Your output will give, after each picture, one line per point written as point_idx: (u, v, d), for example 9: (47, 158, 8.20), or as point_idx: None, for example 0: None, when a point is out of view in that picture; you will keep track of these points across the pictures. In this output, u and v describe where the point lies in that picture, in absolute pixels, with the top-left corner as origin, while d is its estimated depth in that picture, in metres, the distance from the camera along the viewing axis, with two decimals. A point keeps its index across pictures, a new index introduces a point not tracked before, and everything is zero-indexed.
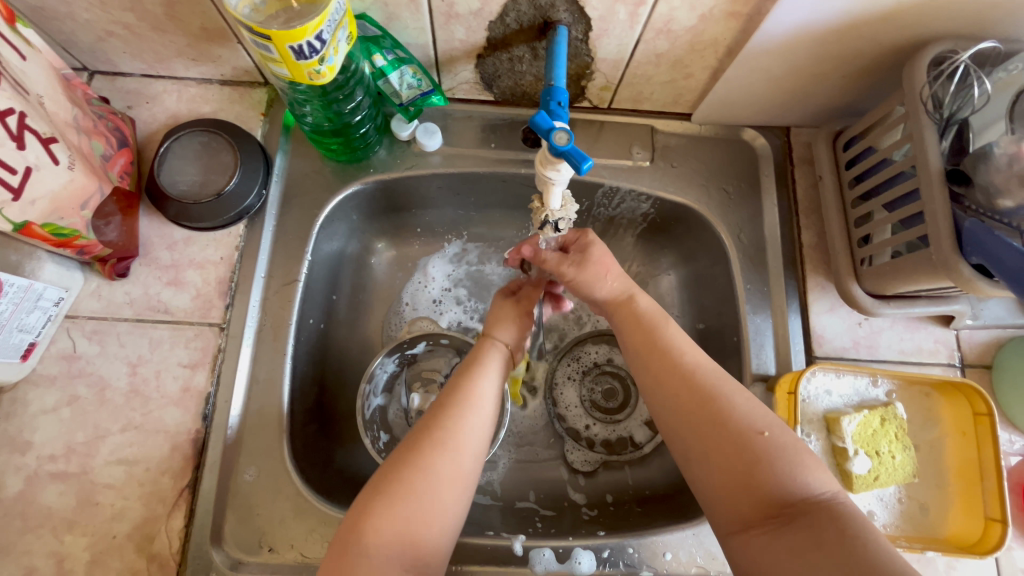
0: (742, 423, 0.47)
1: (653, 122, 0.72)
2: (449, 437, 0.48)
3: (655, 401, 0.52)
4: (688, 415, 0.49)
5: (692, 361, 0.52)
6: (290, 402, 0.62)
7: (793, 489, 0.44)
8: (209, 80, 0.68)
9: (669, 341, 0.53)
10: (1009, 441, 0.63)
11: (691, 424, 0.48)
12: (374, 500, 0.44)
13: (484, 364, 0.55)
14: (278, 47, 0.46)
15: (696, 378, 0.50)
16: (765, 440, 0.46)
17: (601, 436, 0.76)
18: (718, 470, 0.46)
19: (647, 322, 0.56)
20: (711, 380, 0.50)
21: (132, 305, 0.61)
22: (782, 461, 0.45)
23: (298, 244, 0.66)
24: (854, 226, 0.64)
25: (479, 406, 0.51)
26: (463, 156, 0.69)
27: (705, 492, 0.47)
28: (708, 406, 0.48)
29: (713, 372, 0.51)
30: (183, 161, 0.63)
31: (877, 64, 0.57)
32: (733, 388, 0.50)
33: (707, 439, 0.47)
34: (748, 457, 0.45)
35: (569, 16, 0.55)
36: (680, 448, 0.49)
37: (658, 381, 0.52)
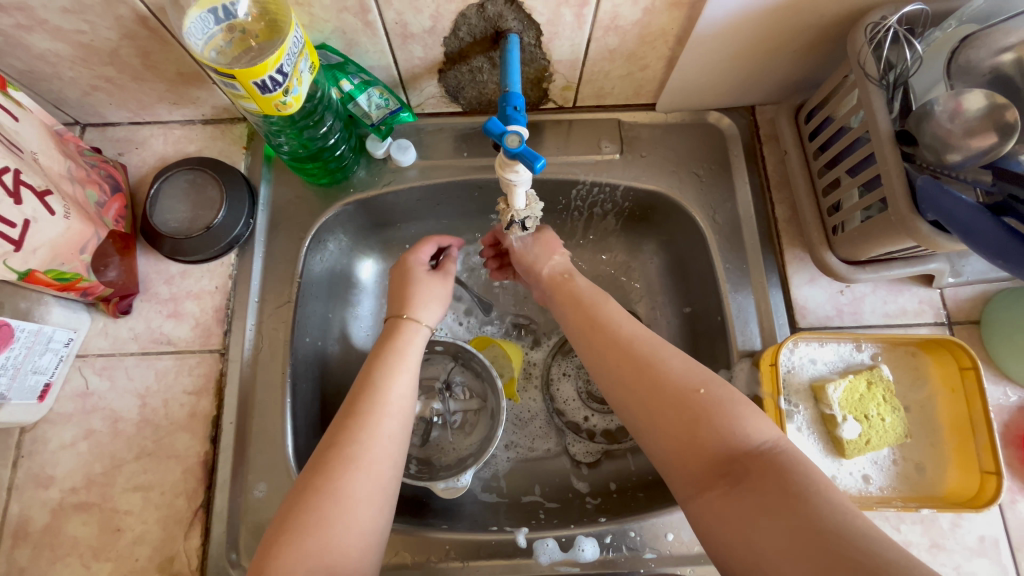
0: (681, 381, 0.48)
1: (619, 115, 0.74)
2: (361, 451, 0.49)
3: (598, 370, 0.53)
4: (629, 380, 0.50)
5: (625, 334, 0.53)
6: (292, 418, 0.64)
7: (735, 443, 0.44)
8: (192, 121, 0.72)
9: (608, 316, 0.56)
10: (1005, 395, 0.63)
11: (634, 385, 0.49)
12: (280, 539, 0.44)
13: (403, 354, 0.57)
14: (243, 84, 0.49)
15: (633, 348, 0.52)
16: (702, 396, 0.47)
17: (601, 426, 0.77)
18: (663, 429, 0.47)
19: (588, 299, 0.59)
20: (648, 348, 0.51)
21: (137, 339, 0.65)
22: (721, 416, 0.45)
23: (288, 266, 0.69)
24: (823, 195, 0.65)
25: (391, 409, 0.53)
26: (438, 168, 0.72)
27: (657, 452, 0.47)
28: (646, 367, 0.50)
29: (650, 341, 0.52)
30: (173, 200, 0.67)
31: (825, 35, 0.58)
32: (668, 352, 0.51)
33: (647, 399, 0.48)
34: (688, 417, 0.46)
35: (519, 24, 0.58)
36: (628, 421, 0.50)
37: (601, 356, 0.53)
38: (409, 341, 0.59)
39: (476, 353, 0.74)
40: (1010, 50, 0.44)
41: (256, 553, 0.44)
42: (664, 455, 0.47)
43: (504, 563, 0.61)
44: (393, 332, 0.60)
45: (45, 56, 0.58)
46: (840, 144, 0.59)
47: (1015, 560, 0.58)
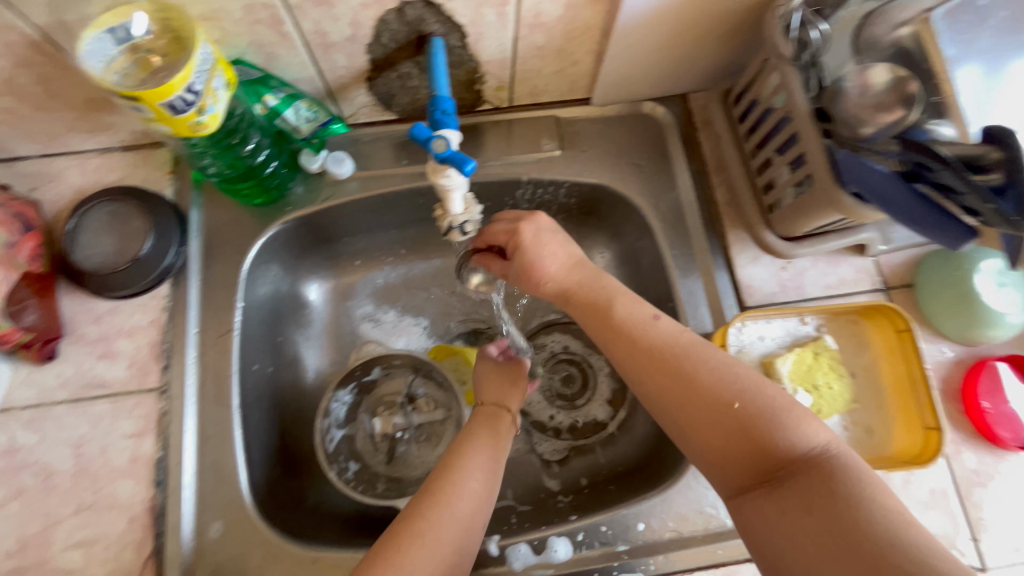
0: (716, 393, 0.47)
1: (556, 112, 0.74)
2: (429, 528, 0.47)
3: (630, 368, 0.52)
4: (664, 383, 0.49)
5: (656, 336, 0.52)
6: (244, 451, 0.62)
7: (779, 451, 0.44)
8: (110, 148, 0.67)
9: (625, 321, 0.53)
10: (941, 351, 0.66)
11: (673, 389, 0.49)
12: None
13: (494, 442, 0.56)
14: (151, 106, 0.46)
15: (656, 357, 0.51)
16: (738, 410, 0.46)
17: (566, 424, 0.77)
18: (704, 431, 0.47)
19: (605, 295, 0.56)
20: (676, 355, 0.50)
21: (66, 386, 0.61)
22: (763, 426, 0.45)
23: (227, 293, 0.66)
24: (756, 175, 0.67)
25: (467, 491, 0.51)
26: (378, 178, 0.70)
27: (695, 451, 0.48)
28: (677, 377, 0.49)
29: (677, 346, 0.51)
30: (95, 234, 0.62)
31: (742, 20, 0.59)
32: (699, 356, 0.50)
33: (687, 405, 0.48)
34: (726, 429, 0.46)
35: (441, 27, 0.57)
36: (663, 423, 0.50)
37: (630, 352, 0.52)
38: (494, 432, 0.57)
39: (434, 363, 0.73)
40: (906, 24, 0.47)
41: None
42: (704, 453, 0.47)
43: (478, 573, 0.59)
44: (484, 419, 0.59)
45: None
46: (767, 125, 0.61)
47: (963, 507, 0.61)
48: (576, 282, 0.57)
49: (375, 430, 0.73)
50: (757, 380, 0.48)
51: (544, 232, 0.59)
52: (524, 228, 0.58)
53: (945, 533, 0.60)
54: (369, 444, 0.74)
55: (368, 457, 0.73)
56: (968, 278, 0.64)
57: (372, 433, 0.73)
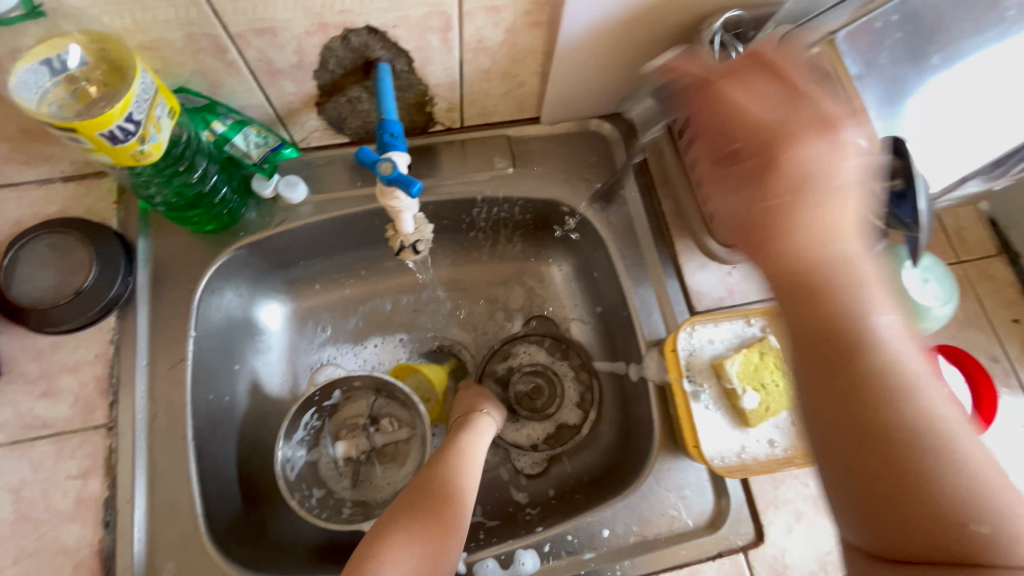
0: (949, 487, 0.33)
1: (508, 131, 0.76)
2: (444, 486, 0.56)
3: (792, 337, 0.39)
4: (838, 377, 0.36)
5: (912, 407, 0.34)
6: (200, 485, 0.60)
7: (988, 556, 0.31)
8: (49, 179, 0.65)
9: (869, 370, 0.35)
10: None
11: (843, 383, 0.36)
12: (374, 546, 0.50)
13: (478, 429, 0.65)
14: (89, 136, 0.46)
15: (898, 431, 0.34)
16: (969, 522, 0.32)
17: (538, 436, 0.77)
18: (873, 459, 0.35)
19: (825, 255, 0.37)
20: (924, 429, 0.34)
21: (4, 428, 0.58)
22: (993, 535, 0.32)
23: (179, 323, 0.64)
24: (697, 186, 0.70)
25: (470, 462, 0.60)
26: (332, 201, 0.71)
27: (822, 462, 0.38)
28: (906, 448, 0.34)
29: (926, 417, 0.34)
30: (33, 268, 0.60)
31: (675, 42, 0.63)
32: (955, 445, 0.34)
33: (857, 412, 0.35)
34: (914, 494, 0.33)
35: (387, 53, 0.58)
36: (823, 452, 0.37)
37: (812, 330, 0.37)
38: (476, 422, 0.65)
39: (397, 384, 0.72)
40: (816, 45, 0.50)
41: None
42: (836, 471, 0.37)
43: None
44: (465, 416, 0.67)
45: None
46: None
47: None
48: (754, 212, 0.39)
49: (337, 456, 0.72)
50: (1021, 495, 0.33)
51: (787, 99, 0.39)
52: (723, 91, 0.41)
53: None
54: (333, 469, 0.74)
55: (331, 482, 0.72)
56: (899, 276, 0.66)
57: (335, 458, 0.73)
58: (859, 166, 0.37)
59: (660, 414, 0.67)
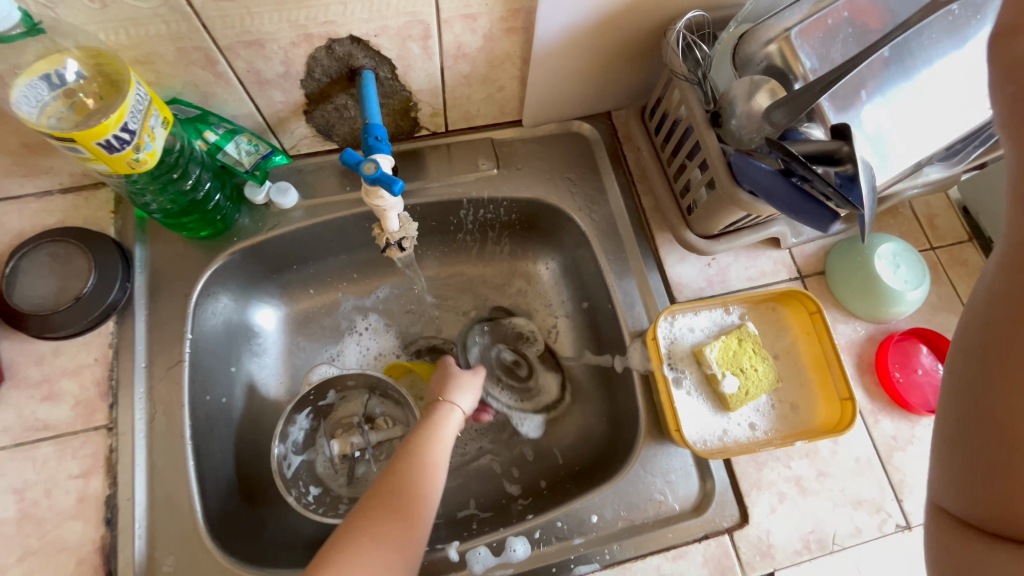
0: None
1: (491, 134, 0.79)
2: (402, 504, 0.54)
3: (986, 292, 0.35)
4: (1008, 349, 0.33)
5: None
6: (198, 482, 0.62)
7: None
8: (48, 191, 0.68)
9: None
10: (854, 330, 0.73)
11: (1010, 350, 0.32)
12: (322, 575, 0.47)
13: (442, 427, 0.62)
14: (87, 146, 0.48)
15: None
16: None
17: (528, 404, 0.81)
18: (1001, 435, 0.33)
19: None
20: None
21: (7, 431, 0.60)
22: None
23: (176, 326, 0.66)
24: (674, 181, 0.73)
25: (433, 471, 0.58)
26: (322, 205, 0.73)
27: (950, 422, 0.36)
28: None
29: None
30: (34, 276, 0.62)
31: (646, 45, 0.66)
32: None
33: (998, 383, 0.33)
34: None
35: (371, 61, 0.61)
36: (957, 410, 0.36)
37: (1019, 286, 0.32)
38: (444, 421, 0.63)
39: (391, 381, 0.74)
40: (772, 42, 0.52)
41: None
42: (959, 434, 0.35)
43: None
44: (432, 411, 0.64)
45: None
46: (677, 135, 0.67)
47: (885, 471, 0.67)
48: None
49: (333, 454, 0.74)
50: None
51: None
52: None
53: (872, 496, 0.65)
54: (329, 468, 0.75)
55: (328, 481, 0.74)
56: (869, 262, 0.70)
57: (330, 456, 0.74)
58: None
59: (645, 403, 0.69)
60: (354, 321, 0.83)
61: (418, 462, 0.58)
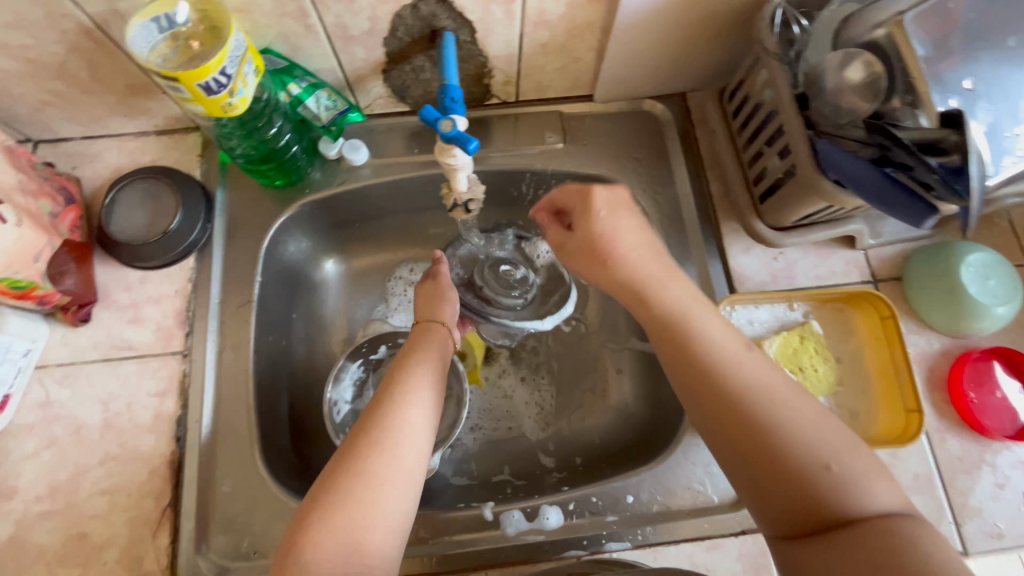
0: (807, 454, 0.43)
1: (561, 107, 0.78)
2: (388, 435, 0.50)
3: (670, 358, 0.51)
4: (702, 393, 0.47)
5: (748, 379, 0.46)
6: (258, 414, 0.66)
7: (851, 511, 0.41)
8: (145, 132, 0.73)
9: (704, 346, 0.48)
10: (927, 342, 0.68)
11: (716, 403, 0.46)
12: (310, 513, 0.45)
13: (426, 351, 0.60)
14: (188, 87, 0.51)
15: (746, 402, 0.45)
16: (834, 474, 0.42)
17: (541, 300, 0.76)
18: (743, 455, 0.45)
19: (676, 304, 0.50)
20: (761, 400, 0.45)
21: (97, 346, 0.66)
22: (838, 497, 0.41)
23: (247, 268, 0.70)
24: (748, 168, 0.70)
25: (418, 398, 0.54)
26: (389, 165, 0.75)
27: (720, 452, 0.47)
28: (761, 419, 0.44)
29: (767, 387, 0.46)
30: (129, 209, 0.68)
31: (734, 22, 0.63)
32: (789, 409, 0.45)
33: (722, 415, 0.46)
34: (794, 476, 0.43)
35: (453, 23, 0.61)
36: (721, 455, 0.47)
37: (676, 351, 0.49)
38: (430, 342, 0.62)
39: None
40: (882, 25, 0.48)
41: None
42: (720, 453, 0.47)
43: (474, 537, 0.63)
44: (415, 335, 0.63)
45: None
46: (757, 120, 0.64)
47: (946, 493, 0.63)
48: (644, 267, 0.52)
49: None
50: (850, 443, 0.44)
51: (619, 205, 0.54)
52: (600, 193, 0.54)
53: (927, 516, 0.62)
54: None
55: None
56: (956, 269, 0.66)
57: None
58: (639, 231, 0.54)
59: None
60: (412, 267, 0.84)
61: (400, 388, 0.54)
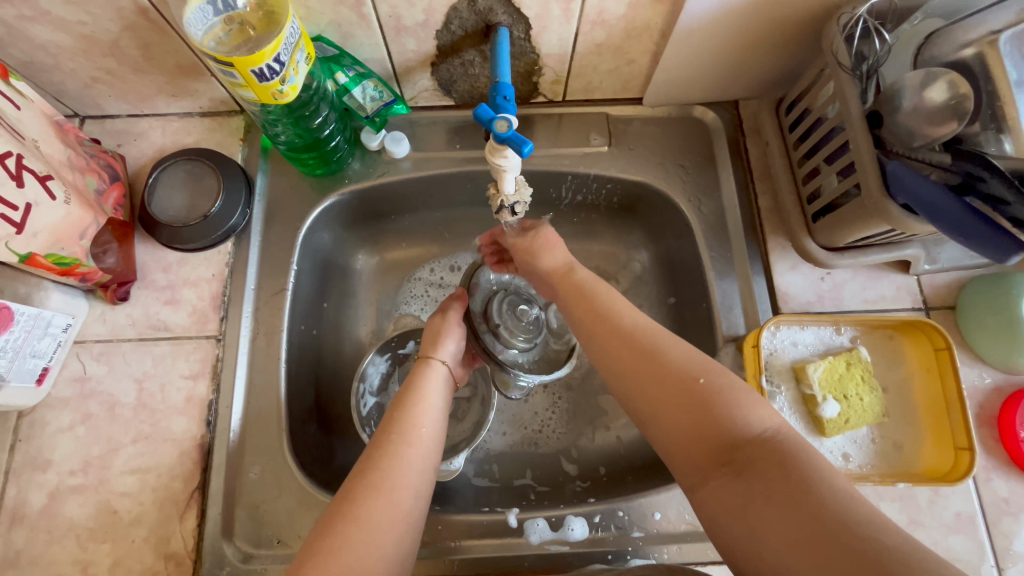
0: (683, 369, 0.48)
1: (607, 109, 0.76)
2: (384, 479, 0.50)
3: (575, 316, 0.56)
4: (606, 345, 0.52)
5: (639, 325, 0.52)
6: (287, 402, 0.66)
7: (736, 429, 0.44)
8: (190, 113, 0.73)
9: (609, 305, 0.55)
10: (979, 376, 0.65)
11: (619, 355, 0.51)
12: (307, 560, 0.45)
13: (422, 389, 0.59)
14: (241, 72, 0.50)
15: (639, 338, 0.51)
16: (704, 384, 0.46)
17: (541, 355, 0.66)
18: (648, 402, 0.48)
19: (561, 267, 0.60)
20: (650, 339, 0.51)
21: (134, 325, 0.66)
22: (722, 404, 0.45)
23: (283, 256, 0.70)
24: (802, 184, 0.67)
25: (417, 440, 0.54)
26: (430, 159, 0.74)
27: (631, 409, 0.50)
28: (648, 356, 0.50)
29: (653, 329, 0.52)
30: (170, 190, 0.68)
31: (800, 31, 0.61)
32: (672, 342, 0.50)
33: (626, 365, 0.50)
34: (691, 403, 0.46)
35: (508, 18, 0.60)
36: (633, 411, 0.50)
37: (581, 306, 0.56)
38: (427, 379, 0.61)
39: None
40: (970, 45, 0.48)
41: None
42: (629, 406, 0.51)
43: (497, 542, 0.62)
44: (412, 373, 0.62)
45: (47, 48, 0.60)
46: (817, 134, 0.62)
47: (988, 535, 0.60)
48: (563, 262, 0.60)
49: None
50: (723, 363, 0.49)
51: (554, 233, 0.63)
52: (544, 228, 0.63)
53: (969, 557, 0.59)
54: None
55: None
56: (1017, 304, 0.62)
57: None
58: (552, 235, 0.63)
59: None
60: (444, 263, 0.84)
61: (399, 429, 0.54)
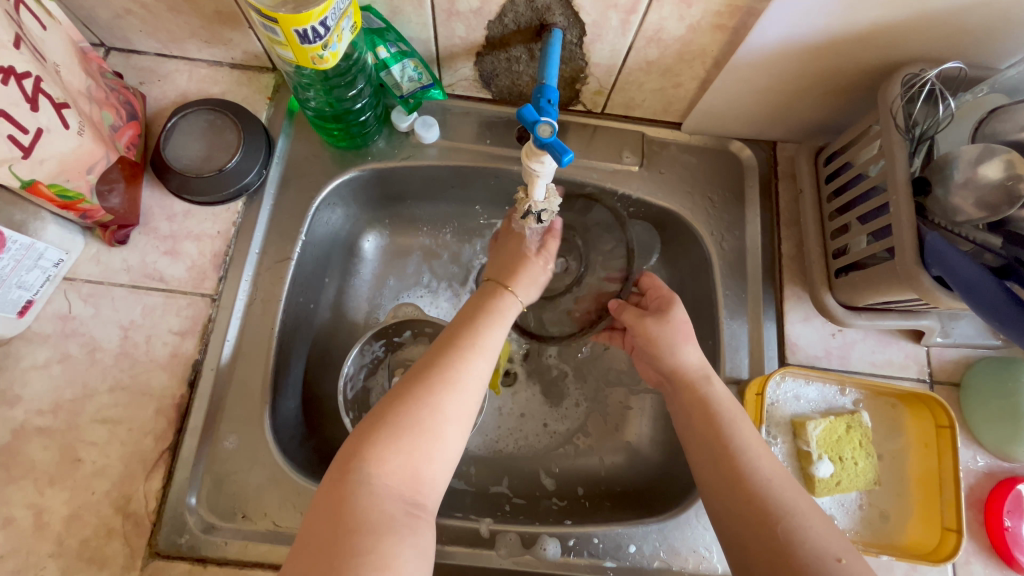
0: (817, 545, 0.45)
1: (645, 129, 0.75)
2: (459, 376, 0.49)
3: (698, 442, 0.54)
4: (728, 483, 0.50)
5: (769, 479, 0.49)
6: (273, 374, 0.64)
7: None
8: (219, 62, 0.71)
9: (742, 446, 0.52)
10: (973, 458, 0.64)
11: (739, 498, 0.49)
12: (377, 428, 0.45)
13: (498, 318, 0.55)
14: (284, 31, 0.48)
15: (763, 493, 0.48)
16: (841, 566, 0.44)
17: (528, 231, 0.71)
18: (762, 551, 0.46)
19: (696, 373, 0.58)
20: (782, 495, 0.48)
21: (129, 271, 0.64)
22: None
23: (293, 223, 0.68)
24: (830, 237, 0.66)
25: (489, 354, 0.52)
26: (458, 150, 0.72)
27: (735, 554, 0.48)
28: (776, 515, 0.47)
29: (785, 486, 0.49)
30: (188, 137, 0.65)
31: (856, 82, 0.60)
32: (806, 508, 0.48)
33: (745, 508, 0.48)
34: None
35: (565, 20, 0.58)
36: (737, 558, 0.48)
37: (710, 431, 0.54)
38: (501, 311, 0.56)
39: None
40: None
41: (303, 534, 0.41)
42: (734, 549, 0.48)
43: (466, 550, 0.61)
44: (487, 296, 0.57)
45: None
46: (855, 191, 0.60)
47: None
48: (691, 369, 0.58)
49: None
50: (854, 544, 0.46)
51: (683, 326, 0.61)
52: (679, 318, 0.61)
53: None
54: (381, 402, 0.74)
55: None
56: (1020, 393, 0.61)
57: None
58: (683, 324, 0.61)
59: None
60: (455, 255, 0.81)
61: (475, 337, 0.53)
